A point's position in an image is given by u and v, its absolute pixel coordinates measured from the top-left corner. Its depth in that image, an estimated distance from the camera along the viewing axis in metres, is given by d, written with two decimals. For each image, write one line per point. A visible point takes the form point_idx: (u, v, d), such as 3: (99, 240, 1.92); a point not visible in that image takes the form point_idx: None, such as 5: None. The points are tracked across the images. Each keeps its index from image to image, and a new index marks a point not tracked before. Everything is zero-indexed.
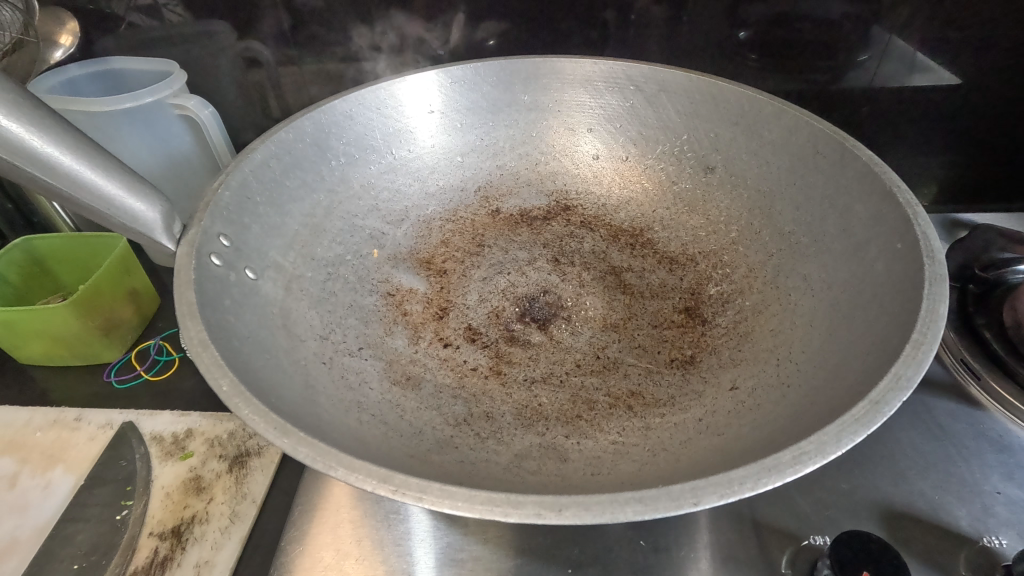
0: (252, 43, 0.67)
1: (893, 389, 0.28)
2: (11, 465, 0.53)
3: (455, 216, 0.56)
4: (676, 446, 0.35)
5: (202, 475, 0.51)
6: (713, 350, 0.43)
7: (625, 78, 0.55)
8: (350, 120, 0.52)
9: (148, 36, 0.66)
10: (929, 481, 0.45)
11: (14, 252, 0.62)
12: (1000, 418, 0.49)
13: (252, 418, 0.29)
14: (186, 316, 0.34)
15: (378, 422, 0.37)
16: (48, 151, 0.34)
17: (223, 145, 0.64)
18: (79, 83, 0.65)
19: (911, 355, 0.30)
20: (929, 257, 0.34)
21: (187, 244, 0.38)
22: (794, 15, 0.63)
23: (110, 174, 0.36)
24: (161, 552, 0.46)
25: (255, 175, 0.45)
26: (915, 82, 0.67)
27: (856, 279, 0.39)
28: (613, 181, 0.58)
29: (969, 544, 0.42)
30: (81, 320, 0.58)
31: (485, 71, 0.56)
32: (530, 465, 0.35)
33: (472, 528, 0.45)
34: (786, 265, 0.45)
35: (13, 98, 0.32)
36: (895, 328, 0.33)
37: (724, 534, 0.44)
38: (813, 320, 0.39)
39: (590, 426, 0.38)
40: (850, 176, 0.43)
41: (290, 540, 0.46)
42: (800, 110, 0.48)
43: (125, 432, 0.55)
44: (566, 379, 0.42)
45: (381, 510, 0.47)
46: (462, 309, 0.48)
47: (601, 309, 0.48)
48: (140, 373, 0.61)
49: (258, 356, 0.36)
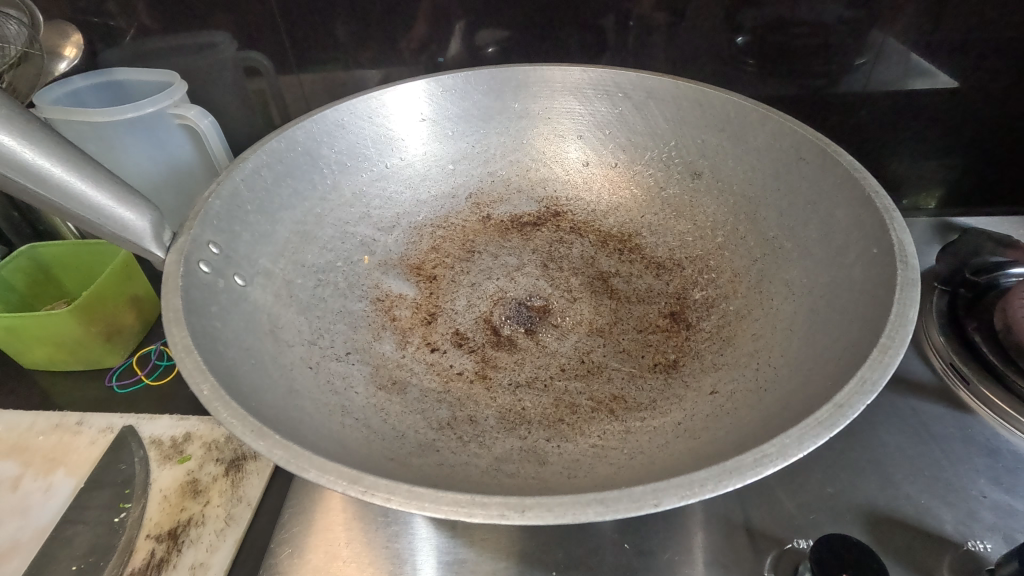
0: (252, 53, 0.68)
1: (857, 392, 0.29)
2: (13, 468, 0.54)
3: (446, 223, 0.57)
4: (653, 450, 0.36)
5: (199, 479, 0.52)
6: (696, 355, 0.43)
7: (614, 85, 0.56)
8: (342, 129, 0.53)
9: (150, 47, 0.67)
10: (916, 485, 0.45)
11: (19, 259, 0.64)
12: (989, 422, 0.49)
13: (232, 421, 0.29)
14: (173, 322, 0.35)
15: (362, 425, 0.38)
16: (39, 163, 0.35)
17: (222, 154, 0.65)
18: (83, 93, 0.66)
19: (877, 359, 0.30)
20: (903, 261, 0.35)
21: (176, 252, 0.39)
22: (787, 20, 0.63)
23: (101, 185, 0.37)
24: (158, 554, 0.47)
25: (246, 184, 0.46)
26: (909, 85, 0.67)
27: (834, 283, 0.39)
28: (603, 187, 0.59)
29: (953, 548, 0.42)
30: (84, 326, 0.60)
31: (475, 80, 0.57)
32: (508, 468, 0.35)
33: (460, 531, 0.46)
34: (769, 269, 0.45)
35: (5, 112, 0.34)
36: (867, 332, 0.33)
37: (709, 538, 0.44)
38: (793, 325, 0.40)
39: (571, 429, 0.39)
40: (832, 181, 0.43)
41: (280, 542, 0.47)
42: (784, 117, 0.48)
43: (125, 436, 0.56)
44: (550, 383, 0.43)
45: (371, 512, 0.47)
46: (450, 314, 0.49)
47: (588, 314, 0.49)
48: (141, 378, 0.62)
49: (244, 362, 0.37)
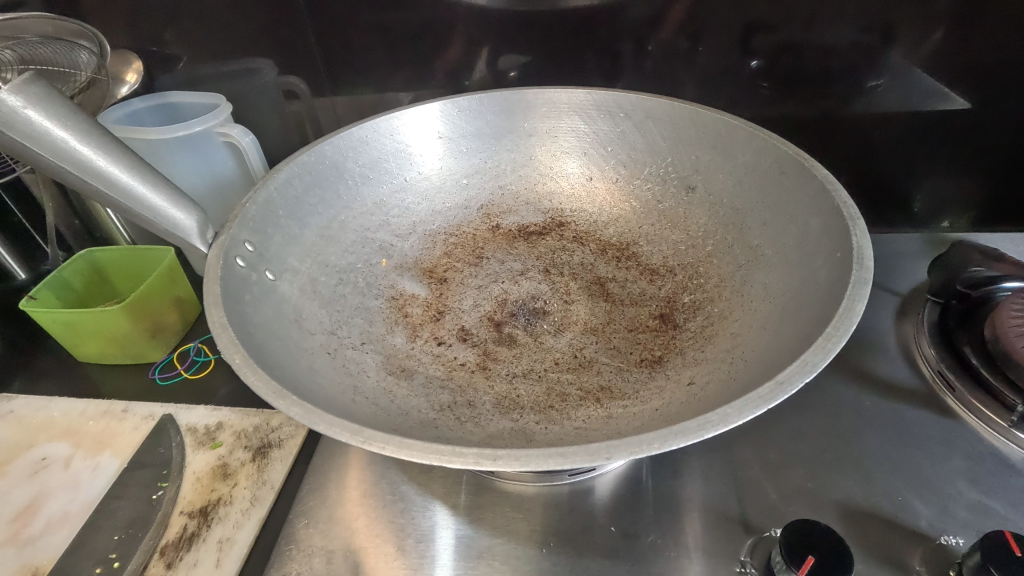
0: (291, 77, 0.76)
1: (799, 371, 0.32)
2: (66, 448, 0.61)
3: (458, 231, 0.62)
4: (629, 431, 0.39)
5: (228, 463, 0.57)
6: (679, 351, 0.47)
7: (615, 106, 0.61)
8: (366, 145, 0.59)
9: (201, 72, 0.75)
10: (894, 484, 0.48)
11: (80, 262, 0.71)
12: (972, 426, 0.51)
13: (258, 384, 0.35)
14: (212, 305, 0.40)
15: (371, 402, 0.42)
16: (110, 170, 0.41)
17: (260, 169, 0.72)
18: (141, 114, 0.74)
19: (821, 345, 0.33)
20: (859, 263, 0.38)
21: (217, 247, 0.44)
22: (783, 45, 0.67)
23: (160, 189, 0.44)
24: (189, 529, 0.52)
25: (279, 192, 0.52)
26: (906, 105, 0.70)
27: (804, 286, 0.42)
28: (604, 200, 0.63)
29: (925, 542, 0.44)
30: (132, 322, 0.66)
31: (489, 102, 0.62)
32: (497, 443, 0.39)
33: (461, 510, 0.50)
34: (751, 274, 0.48)
35: (85, 127, 0.40)
36: (821, 325, 0.36)
37: (691, 525, 0.47)
38: (766, 323, 0.43)
39: (559, 414, 0.43)
40: (808, 193, 0.47)
41: (299, 514, 0.52)
42: (769, 134, 0.52)
43: (165, 423, 0.62)
44: (544, 374, 0.47)
45: (381, 491, 0.52)
46: (457, 313, 0.54)
47: (584, 315, 0.53)
48: (180, 372, 0.68)
49: (271, 343, 0.42)
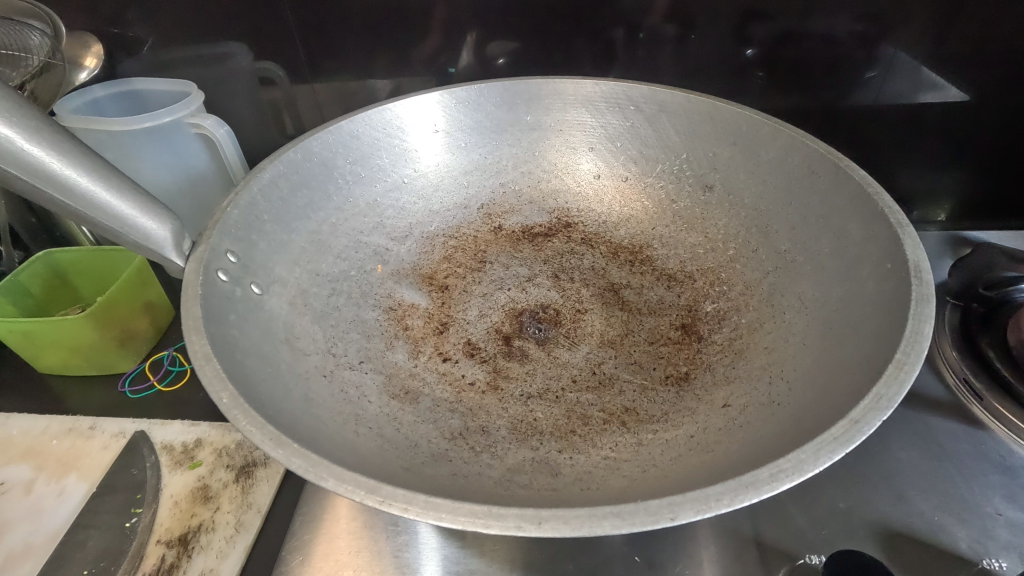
0: (267, 63, 0.69)
1: (872, 408, 0.30)
2: (27, 471, 0.55)
3: (458, 233, 0.57)
4: (666, 463, 0.36)
5: (209, 485, 0.52)
6: (708, 367, 0.43)
7: (626, 98, 0.56)
8: (357, 140, 0.54)
9: (166, 57, 0.68)
10: (929, 501, 0.45)
11: (37, 265, 0.64)
12: (1002, 438, 0.49)
13: (250, 429, 0.31)
14: (191, 329, 0.36)
15: (375, 434, 0.38)
16: (67, 173, 0.36)
17: (238, 164, 0.66)
18: (102, 103, 0.67)
19: (893, 375, 0.31)
20: (917, 277, 0.35)
21: (196, 260, 0.39)
22: (797, 33, 0.63)
23: (126, 195, 0.38)
24: (168, 560, 0.47)
25: (263, 194, 0.46)
26: (922, 99, 0.66)
27: (848, 299, 0.40)
28: (614, 199, 0.59)
29: (969, 566, 0.42)
30: (98, 331, 0.60)
31: (488, 92, 0.57)
32: (521, 479, 0.36)
33: (470, 541, 0.46)
34: (781, 283, 0.45)
35: (35, 124, 0.34)
36: (880, 349, 0.34)
37: (719, 552, 0.44)
38: (806, 340, 0.40)
39: (583, 441, 0.39)
40: (844, 197, 0.44)
41: (291, 549, 0.47)
42: (797, 131, 0.49)
43: (137, 441, 0.56)
44: (562, 395, 0.43)
45: (381, 521, 0.48)
46: (462, 324, 0.49)
47: (600, 326, 0.49)
48: (153, 384, 0.62)
49: (261, 370, 0.37)
